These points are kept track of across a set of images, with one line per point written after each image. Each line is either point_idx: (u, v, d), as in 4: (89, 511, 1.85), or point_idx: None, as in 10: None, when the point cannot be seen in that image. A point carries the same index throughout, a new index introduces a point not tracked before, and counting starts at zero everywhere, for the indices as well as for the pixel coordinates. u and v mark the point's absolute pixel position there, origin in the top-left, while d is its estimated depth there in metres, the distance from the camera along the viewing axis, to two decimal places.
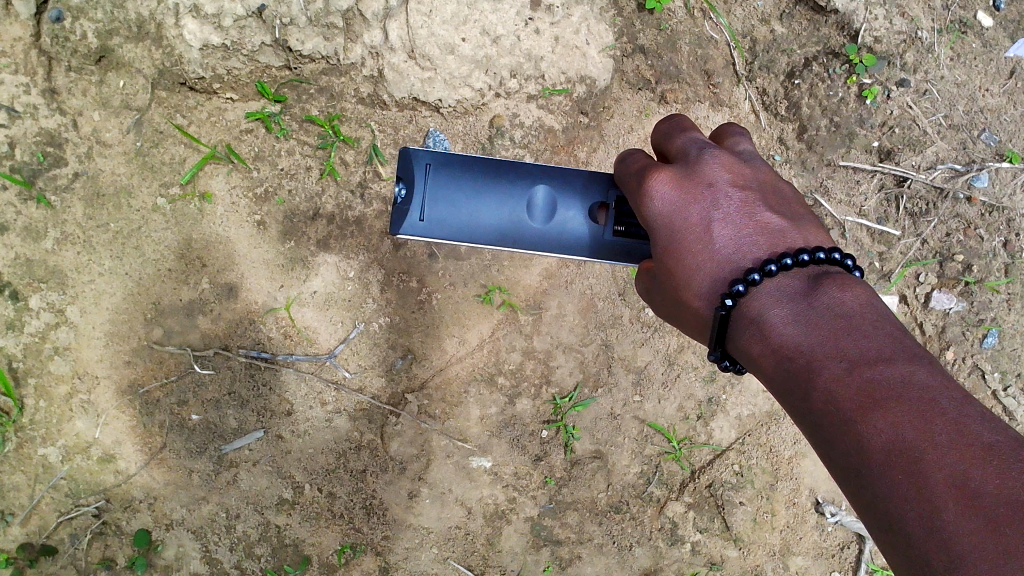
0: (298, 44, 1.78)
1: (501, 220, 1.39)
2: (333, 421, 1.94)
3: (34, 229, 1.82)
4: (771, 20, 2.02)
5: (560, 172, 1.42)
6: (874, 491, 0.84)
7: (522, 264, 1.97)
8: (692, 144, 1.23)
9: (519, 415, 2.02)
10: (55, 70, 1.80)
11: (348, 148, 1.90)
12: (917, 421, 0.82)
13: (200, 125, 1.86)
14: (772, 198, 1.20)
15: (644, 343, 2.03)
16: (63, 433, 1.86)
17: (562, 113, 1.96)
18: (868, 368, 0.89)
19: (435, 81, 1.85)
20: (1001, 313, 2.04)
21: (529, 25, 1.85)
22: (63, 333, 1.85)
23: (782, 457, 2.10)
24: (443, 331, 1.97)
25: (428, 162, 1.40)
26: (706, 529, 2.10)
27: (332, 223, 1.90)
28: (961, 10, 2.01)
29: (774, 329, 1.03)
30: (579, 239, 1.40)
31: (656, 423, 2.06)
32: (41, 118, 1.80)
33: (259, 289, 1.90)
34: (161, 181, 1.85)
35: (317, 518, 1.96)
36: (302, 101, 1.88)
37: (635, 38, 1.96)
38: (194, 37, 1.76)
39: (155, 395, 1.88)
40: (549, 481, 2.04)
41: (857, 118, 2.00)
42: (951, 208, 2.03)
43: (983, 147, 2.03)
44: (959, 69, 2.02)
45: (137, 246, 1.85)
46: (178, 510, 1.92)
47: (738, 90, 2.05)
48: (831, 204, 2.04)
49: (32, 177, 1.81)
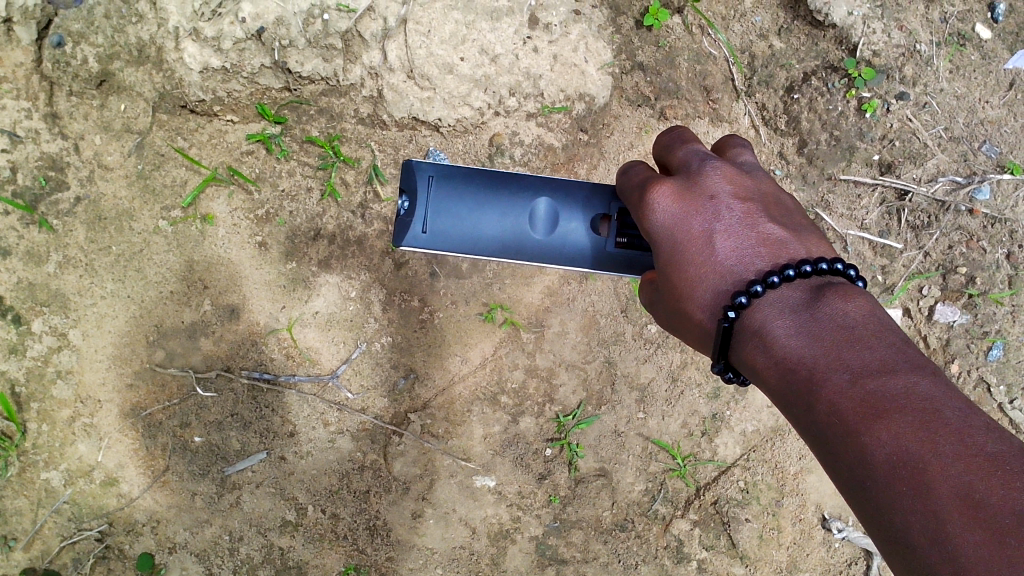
0: (297, 65, 1.80)
1: (503, 231, 1.40)
2: (336, 441, 1.94)
3: (36, 253, 1.82)
4: (770, 35, 2.02)
5: (563, 184, 1.42)
6: (880, 505, 0.83)
7: (524, 282, 1.97)
8: (693, 156, 1.23)
9: (522, 434, 2.01)
10: (57, 94, 1.81)
11: (349, 168, 1.90)
12: (919, 432, 0.81)
13: (201, 147, 1.87)
14: (773, 209, 1.20)
15: (647, 359, 2.02)
16: (66, 456, 1.86)
17: (561, 131, 1.95)
18: (870, 380, 0.88)
19: (434, 101, 1.86)
20: (1006, 325, 2.03)
21: (527, 43, 1.87)
22: (66, 356, 1.84)
23: (789, 473, 2.08)
24: (446, 350, 1.97)
25: (431, 175, 1.42)
26: (712, 547, 2.08)
27: (333, 243, 1.90)
28: (960, 23, 2.01)
29: (777, 341, 1.02)
30: (581, 251, 1.40)
31: (661, 440, 2.05)
32: (43, 143, 1.81)
33: (261, 310, 1.89)
34: (162, 204, 1.86)
35: (320, 540, 1.96)
36: (303, 122, 1.88)
37: (634, 55, 1.97)
38: (194, 60, 1.77)
39: (157, 417, 1.88)
40: (554, 499, 2.03)
41: (857, 131, 2.00)
42: (953, 220, 2.03)
43: (984, 158, 2.03)
44: (958, 81, 2.02)
45: (139, 268, 1.85)
46: (181, 533, 1.92)
47: (737, 105, 2.05)
48: (833, 218, 2.03)
49: (34, 202, 1.82)
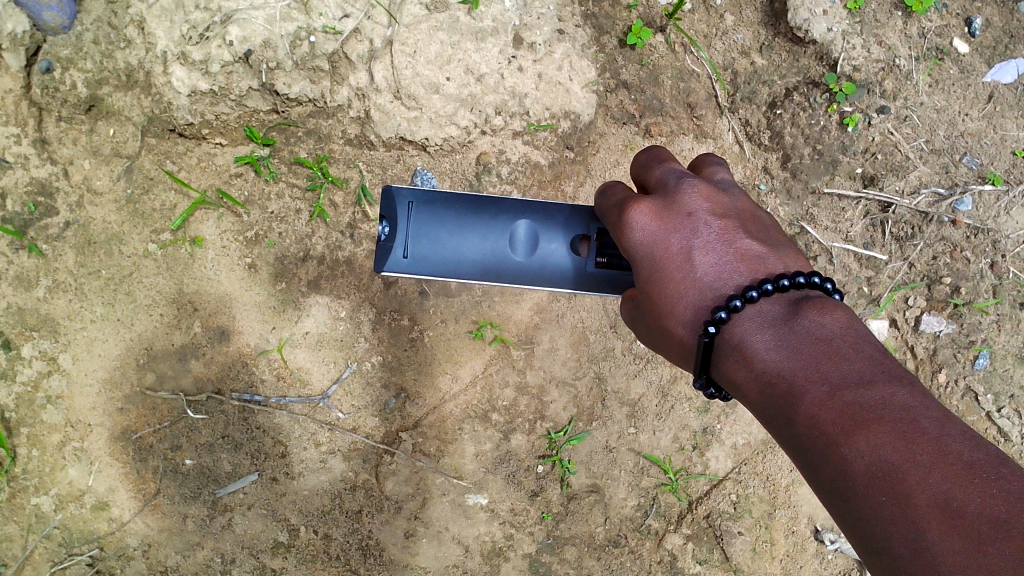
0: (285, 87, 1.81)
1: (484, 254, 1.41)
2: (327, 462, 1.93)
3: (26, 278, 1.83)
4: (751, 52, 2.06)
5: (542, 207, 1.43)
6: (861, 516, 0.84)
7: (513, 299, 1.98)
8: (670, 175, 1.24)
9: (514, 450, 2.01)
10: (46, 120, 1.82)
11: (337, 189, 1.91)
12: (897, 442, 0.82)
13: (189, 170, 1.88)
14: (751, 224, 1.21)
15: (637, 374, 2.03)
16: (56, 481, 1.85)
17: (547, 149, 1.98)
18: (849, 391, 0.89)
19: (420, 120, 1.87)
20: (991, 335, 2.04)
21: (512, 62, 1.89)
22: (56, 380, 1.84)
23: (779, 486, 2.09)
24: (435, 368, 1.97)
25: (411, 201, 1.43)
26: (706, 561, 2.09)
27: (322, 264, 1.91)
28: (938, 38, 2.04)
29: (756, 355, 1.03)
30: (561, 272, 1.41)
31: (653, 454, 2.05)
32: (32, 168, 1.82)
33: (250, 332, 1.90)
34: (151, 228, 1.86)
35: (313, 561, 1.95)
36: (291, 144, 1.90)
37: (617, 73, 2.00)
38: (182, 84, 1.79)
39: (148, 440, 1.87)
40: (546, 516, 2.03)
41: (839, 145, 2.03)
42: (937, 231, 2.05)
43: (965, 170, 2.05)
44: (938, 94, 2.04)
45: (129, 291, 1.86)
46: (173, 556, 1.91)
47: (721, 122, 2.08)
48: (818, 231, 2.06)
49: (23, 227, 1.82)
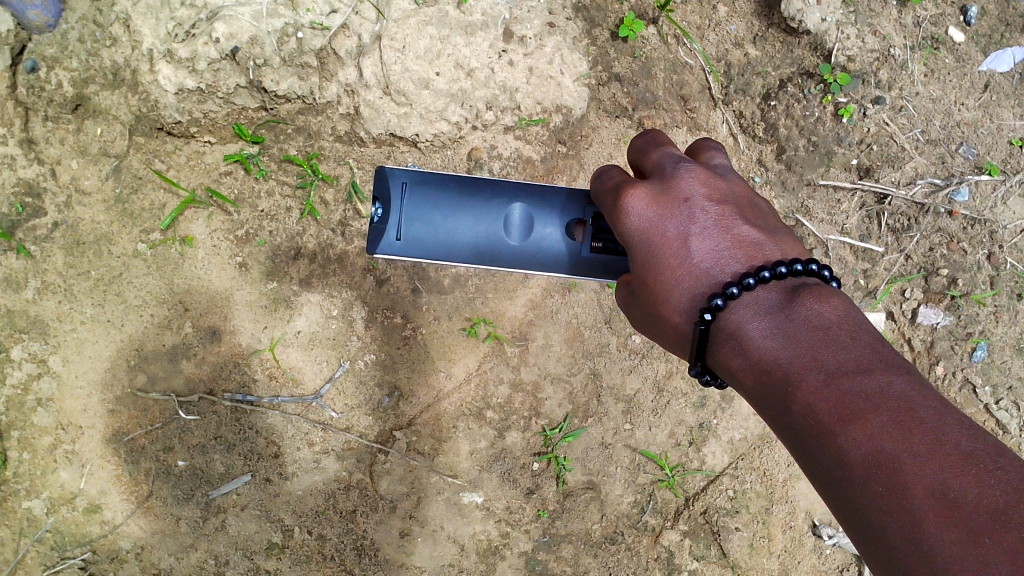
0: (272, 83, 1.80)
1: (478, 237, 1.39)
2: (321, 462, 1.92)
3: (14, 280, 1.81)
4: (745, 43, 2.04)
5: (538, 190, 1.42)
6: (857, 506, 0.82)
7: (506, 295, 1.96)
8: (667, 159, 1.23)
9: (509, 448, 1.99)
10: (32, 120, 1.79)
11: (328, 186, 1.89)
12: (894, 432, 0.80)
13: (178, 169, 1.86)
14: (748, 211, 1.19)
15: (632, 370, 2.02)
16: (48, 484, 1.84)
17: (539, 143, 1.96)
18: (846, 380, 0.88)
19: (410, 116, 1.85)
20: (989, 326, 2.03)
21: (503, 56, 1.87)
22: (46, 383, 1.83)
23: (777, 481, 2.07)
24: (430, 366, 1.96)
25: (405, 181, 1.40)
26: (703, 557, 2.07)
27: (314, 262, 1.90)
28: (933, 27, 2.02)
29: (752, 343, 1.02)
30: (556, 256, 1.40)
31: (649, 450, 2.04)
32: (19, 169, 1.80)
33: (243, 331, 1.88)
34: (140, 228, 1.84)
35: (308, 561, 1.94)
36: (280, 142, 1.89)
37: (609, 65, 1.98)
38: (169, 82, 1.77)
39: (140, 442, 1.86)
40: (542, 514, 2.02)
41: (834, 136, 2.01)
42: (933, 222, 2.03)
43: (961, 160, 2.03)
44: (933, 84, 2.03)
45: (119, 292, 1.84)
46: (166, 559, 1.89)
47: (715, 114, 2.05)
48: (813, 224, 2.04)
49: (11, 229, 1.80)
